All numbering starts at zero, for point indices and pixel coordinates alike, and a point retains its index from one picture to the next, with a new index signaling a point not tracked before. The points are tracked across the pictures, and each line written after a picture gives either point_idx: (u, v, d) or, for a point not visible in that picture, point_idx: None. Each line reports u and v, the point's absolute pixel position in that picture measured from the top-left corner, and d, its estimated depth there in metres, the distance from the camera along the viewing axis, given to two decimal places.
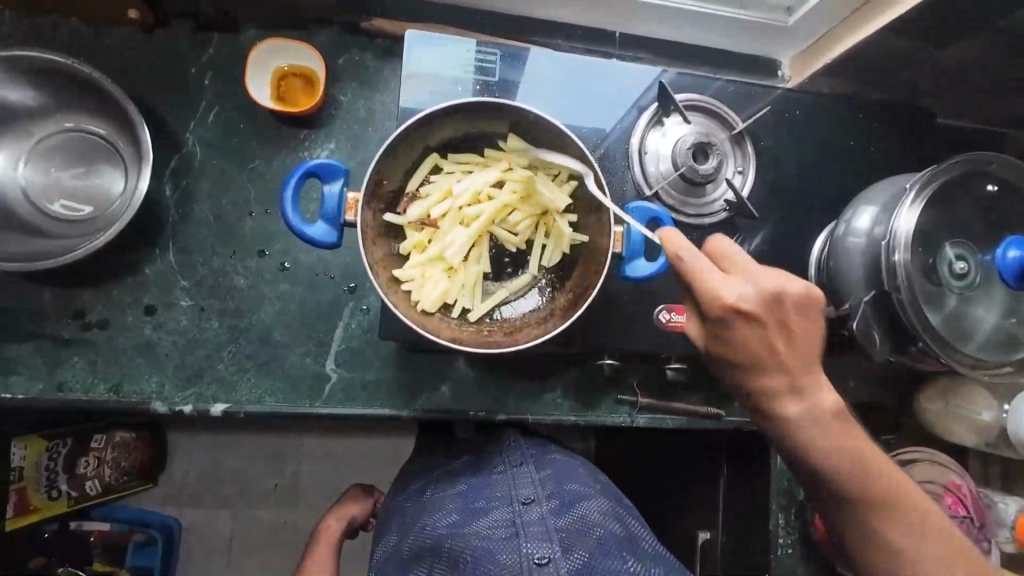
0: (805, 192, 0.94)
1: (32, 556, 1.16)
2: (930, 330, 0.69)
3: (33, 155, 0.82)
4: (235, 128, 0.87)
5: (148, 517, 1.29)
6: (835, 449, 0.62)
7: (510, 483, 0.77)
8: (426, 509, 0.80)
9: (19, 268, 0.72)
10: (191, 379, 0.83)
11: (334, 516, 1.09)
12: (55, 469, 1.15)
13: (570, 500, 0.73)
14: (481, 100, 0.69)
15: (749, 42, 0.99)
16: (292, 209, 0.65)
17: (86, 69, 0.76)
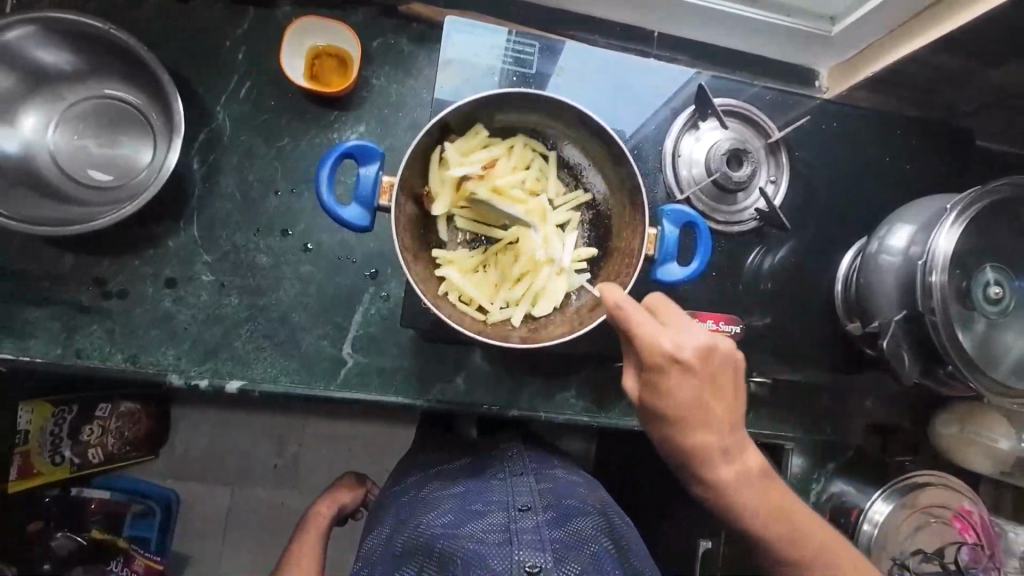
0: (835, 205, 0.93)
1: (31, 520, 1.14)
2: (962, 354, 0.69)
3: (63, 119, 0.82)
4: (266, 105, 0.86)
5: (147, 489, 1.30)
6: (758, 490, 0.62)
7: (508, 489, 0.78)
8: (423, 507, 0.81)
9: (46, 232, 0.72)
10: (207, 354, 0.83)
11: (324, 504, 1.09)
12: (60, 435, 1.15)
13: (566, 513, 0.74)
14: (523, 91, 0.67)
15: (789, 50, 0.97)
16: (326, 189, 0.64)
17: (122, 35, 0.75)
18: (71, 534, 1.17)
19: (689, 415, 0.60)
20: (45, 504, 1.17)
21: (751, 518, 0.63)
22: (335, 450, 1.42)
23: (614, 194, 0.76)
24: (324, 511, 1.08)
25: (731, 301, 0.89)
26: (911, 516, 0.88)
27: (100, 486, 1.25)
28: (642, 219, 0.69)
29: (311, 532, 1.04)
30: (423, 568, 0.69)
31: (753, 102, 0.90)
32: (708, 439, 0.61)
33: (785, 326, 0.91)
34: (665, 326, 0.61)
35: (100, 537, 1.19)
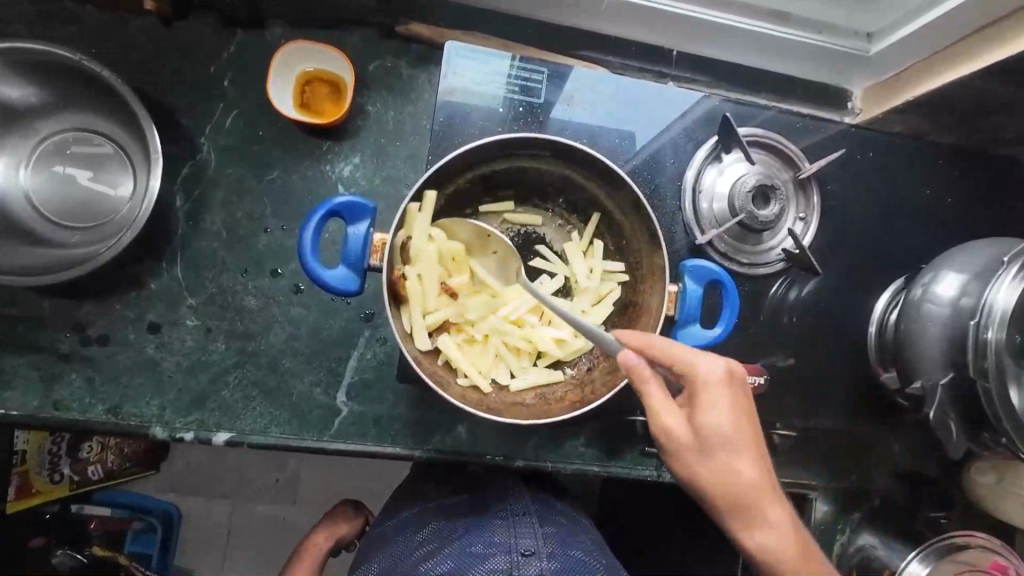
0: (868, 241, 0.85)
1: (33, 535, 1.15)
2: (1016, 422, 0.62)
3: (41, 154, 0.77)
4: (255, 135, 0.80)
5: (146, 503, 1.26)
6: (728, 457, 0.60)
7: (510, 530, 0.73)
8: (416, 554, 0.74)
9: (19, 281, 0.67)
10: (194, 404, 0.78)
11: (317, 534, 1.03)
12: (58, 453, 1.16)
13: (573, 567, 0.69)
14: (530, 136, 0.64)
15: (820, 70, 0.89)
16: (311, 249, 0.61)
17: (95, 66, 0.69)
18: (73, 550, 1.17)
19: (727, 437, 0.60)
20: (45, 520, 1.16)
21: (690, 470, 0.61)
22: (332, 477, 1.36)
23: (631, 246, 0.71)
24: (316, 541, 1.02)
25: (753, 345, 0.82)
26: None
27: (102, 502, 1.22)
28: (662, 276, 0.65)
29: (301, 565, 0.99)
30: None
31: (780, 130, 0.83)
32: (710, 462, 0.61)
33: (813, 371, 0.84)
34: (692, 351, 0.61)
35: (103, 554, 1.17)
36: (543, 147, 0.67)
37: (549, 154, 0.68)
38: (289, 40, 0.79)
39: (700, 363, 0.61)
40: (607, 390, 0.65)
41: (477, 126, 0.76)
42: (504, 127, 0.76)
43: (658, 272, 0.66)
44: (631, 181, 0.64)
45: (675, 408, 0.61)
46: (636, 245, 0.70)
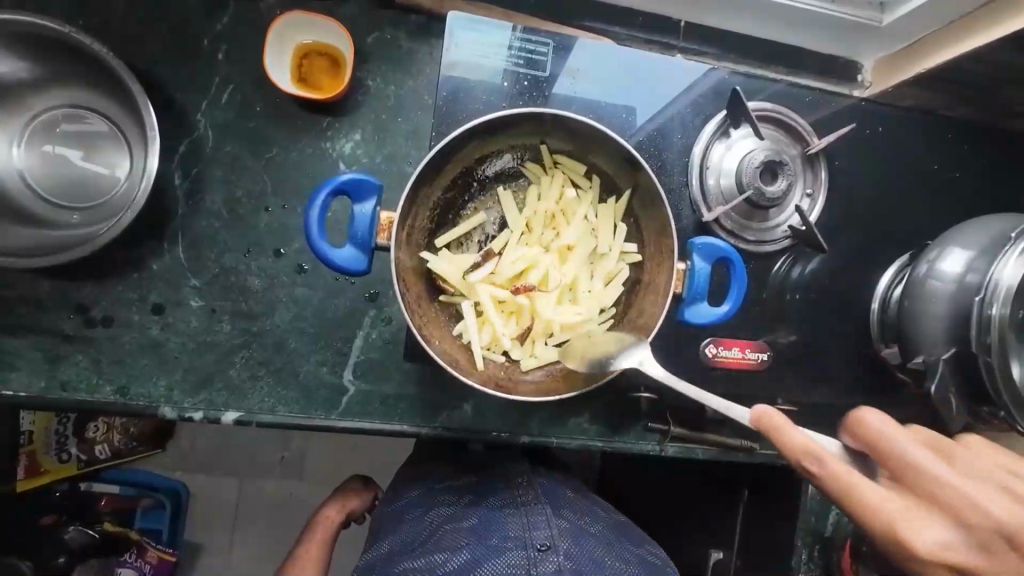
0: (873, 217, 0.85)
1: (43, 514, 1.14)
2: (1015, 395, 0.63)
3: (33, 132, 0.74)
4: (252, 111, 0.78)
5: (154, 482, 1.28)
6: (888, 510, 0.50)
7: (524, 523, 0.73)
8: (427, 534, 0.76)
9: (19, 263, 0.66)
10: (201, 383, 0.78)
11: (331, 506, 1.06)
12: (65, 434, 1.16)
13: (586, 563, 0.69)
14: (539, 111, 0.62)
15: (830, 42, 0.87)
16: (316, 227, 0.60)
17: (84, 38, 0.67)
18: (83, 527, 1.16)
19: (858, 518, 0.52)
20: (54, 498, 1.17)
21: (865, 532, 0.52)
22: (338, 453, 1.38)
23: (639, 223, 0.70)
24: (331, 514, 1.05)
25: (756, 322, 0.83)
26: None
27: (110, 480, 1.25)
28: (670, 253, 0.64)
29: (316, 535, 1.01)
30: None
31: (789, 105, 0.82)
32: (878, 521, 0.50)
33: (815, 348, 0.85)
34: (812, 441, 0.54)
35: (114, 530, 1.19)
36: (552, 122, 0.65)
37: (558, 129, 0.67)
38: (285, 11, 0.77)
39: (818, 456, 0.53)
40: (614, 366, 0.66)
41: (481, 100, 0.74)
42: (508, 100, 0.75)
43: (666, 248, 0.65)
44: (639, 155, 0.63)
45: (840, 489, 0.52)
46: (647, 222, 0.69)
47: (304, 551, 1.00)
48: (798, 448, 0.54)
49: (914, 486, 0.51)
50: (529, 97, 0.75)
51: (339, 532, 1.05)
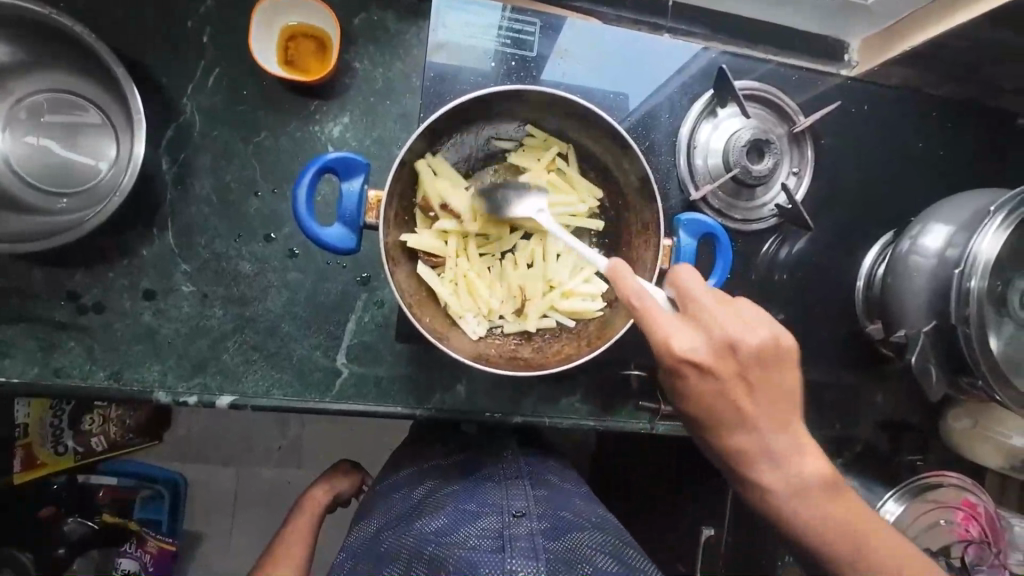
0: (859, 196, 0.86)
1: (42, 505, 1.16)
2: (992, 366, 0.65)
3: (17, 118, 0.74)
4: (238, 95, 0.78)
5: (153, 473, 1.28)
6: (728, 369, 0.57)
7: (503, 493, 0.75)
8: (411, 510, 0.77)
9: (8, 250, 0.66)
10: (195, 368, 0.78)
11: (318, 488, 1.07)
12: (60, 426, 1.17)
13: (562, 527, 0.70)
14: (526, 88, 0.62)
15: (818, 21, 0.88)
16: (305, 206, 0.60)
17: (67, 21, 0.66)
18: (82, 518, 1.19)
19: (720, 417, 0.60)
20: (53, 492, 1.18)
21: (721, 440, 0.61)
22: (335, 439, 1.39)
23: (625, 200, 0.71)
24: (319, 496, 1.06)
25: (744, 301, 0.84)
26: (921, 515, 0.88)
27: (109, 472, 1.25)
28: (657, 229, 0.65)
29: (301, 517, 1.02)
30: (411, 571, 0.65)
31: (776, 84, 0.82)
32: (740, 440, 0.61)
33: (802, 326, 0.87)
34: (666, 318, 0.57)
35: (111, 521, 1.21)
36: (540, 100, 0.66)
37: (547, 108, 0.67)
38: None
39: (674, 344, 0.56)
40: (602, 340, 0.67)
41: (470, 81, 0.74)
42: (496, 81, 0.75)
43: (653, 227, 0.66)
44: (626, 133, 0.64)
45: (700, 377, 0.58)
46: (635, 200, 0.69)
47: (289, 534, 1.01)
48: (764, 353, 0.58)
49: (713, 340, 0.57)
50: (517, 76, 0.75)
51: (327, 513, 1.06)
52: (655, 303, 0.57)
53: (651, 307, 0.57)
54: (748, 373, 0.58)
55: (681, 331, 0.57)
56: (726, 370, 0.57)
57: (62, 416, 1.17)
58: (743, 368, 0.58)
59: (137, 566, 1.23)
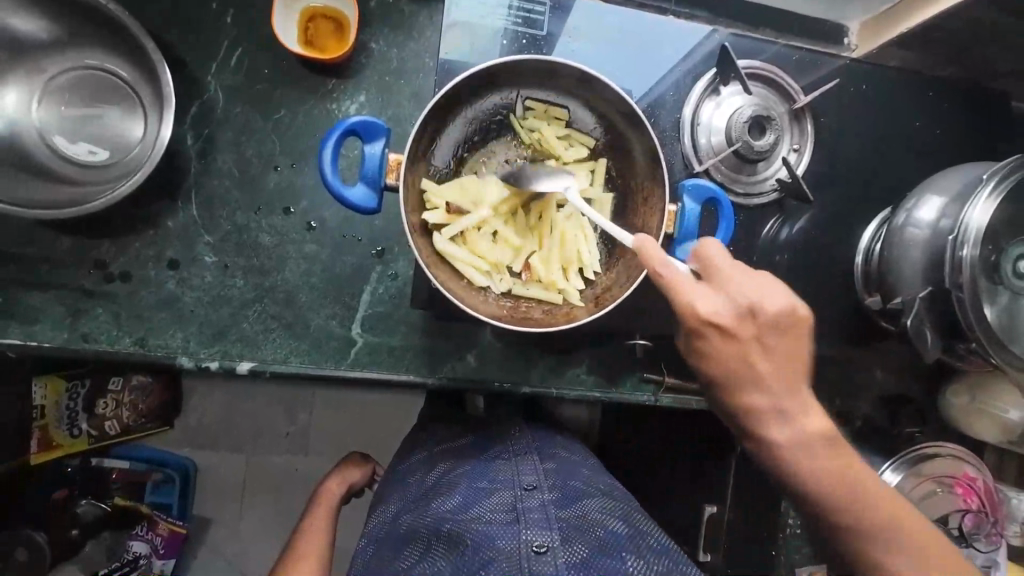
0: (857, 174, 0.89)
1: (55, 488, 1.17)
2: (987, 331, 0.67)
3: (51, 93, 0.77)
4: (259, 73, 0.81)
5: (165, 458, 1.32)
6: (765, 319, 0.58)
7: (513, 468, 0.78)
8: (424, 493, 0.80)
9: (41, 215, 0.69)
10: (216, 336, 0.82)
11: (329, 482, 1.09)
12: (76, 409, 1.18)
13: (572, 495, 0.73)
14: (537, 58, 0.65)
15: (818, 4, 0.90)
16: (330, 168, 0.63)
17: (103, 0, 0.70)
18: (95, 501, 1.21)
19: (732, 373, 0.59)
20: (67, 473, 1.20)
21: (746, 376, 0.59)
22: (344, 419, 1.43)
23: (631, 171, 0.74)
24: (333, 491, 1.07)
25: None
26: (919, 484, 0.90)
27: (121, 456, 1.28)
28: (661, 195, 0.67)
29: (317, 512, 1.03)
30: (431, 550, 0.68)
31: (777, 64, 0.85)
32: (762, 402, 0.60)
33: (801, 300, 0.89)
34: (704, 287, 0.59)
35: (124, 504, 1.23)
36: (551, 73, 0.69)
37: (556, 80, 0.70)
38: None
39: (710, 306, 0.58)
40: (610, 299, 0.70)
41: (483, 57, 0.77)
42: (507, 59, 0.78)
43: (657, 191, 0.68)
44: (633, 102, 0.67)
45: (711, 335, 0.58)
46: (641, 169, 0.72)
47: (307, 533, 1.00)
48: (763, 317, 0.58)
49: (741, 313, 0.58)
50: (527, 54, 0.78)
51: (341, 505, 1.08)
52: (683, 276, 0.59)
53: (679, 280, 0.59)
54: (762, 338, 0.58)
55: (710, 308, 0.57)
56: (745, 332, 0.58)
57: (78, 398, 1.18)
58: (760, 330, 0.58)
59: (148, 549, 1.25)
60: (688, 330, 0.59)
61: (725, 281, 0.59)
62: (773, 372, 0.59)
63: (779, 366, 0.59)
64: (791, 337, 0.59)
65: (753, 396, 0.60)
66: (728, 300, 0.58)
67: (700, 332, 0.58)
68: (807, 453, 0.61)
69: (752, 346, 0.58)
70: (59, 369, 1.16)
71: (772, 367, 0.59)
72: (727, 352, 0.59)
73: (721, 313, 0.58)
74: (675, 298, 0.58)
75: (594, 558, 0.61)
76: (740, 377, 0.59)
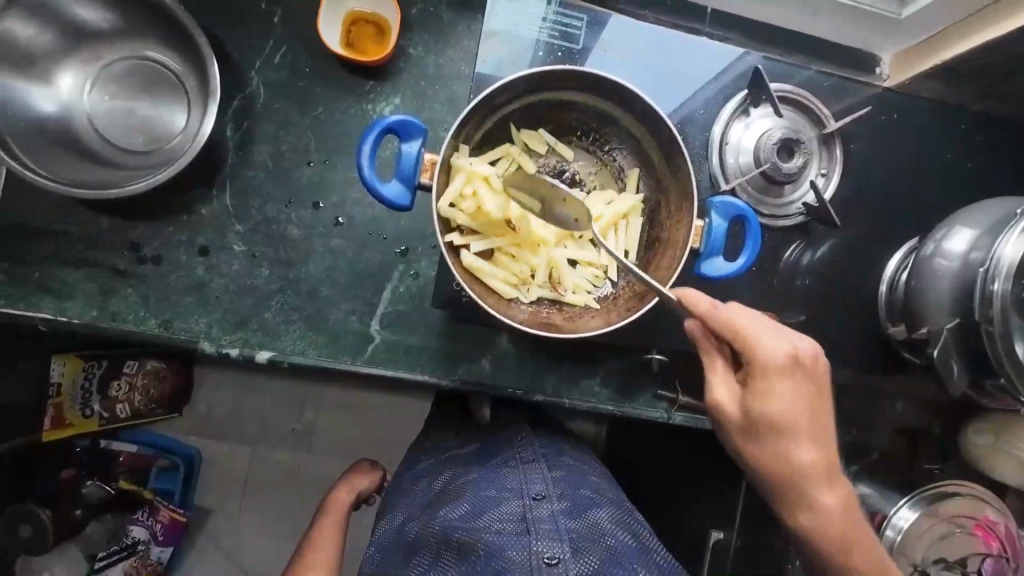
0: (885, 203, 0.88)
1: (61, 468, 1.18)
2: (1017, 368, 0.66)
3: (102, 78, 0.81)
4: (300, 71, 0.83)
5: (170, 445, 1.33)
6: (815, 382, 0.61)
7: (521, 477, 0.77)
8: (434, 501, 0.79)
9: (82, 193, 0.71)
10: (239, 323, 0.83)
11: (340, 488, 1.08)
12: (90, 389, 1.17)
13: (581, 504, 0.73)
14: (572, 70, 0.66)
15: (852, 33, 0.91)
16: (368, 163, 0.65)
17: None
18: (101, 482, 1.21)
19: (793, 418, 0.60)
20: (76, 454, 1.20)
21: (812, 421, 0.61)
22: (352, 416, 1.44)
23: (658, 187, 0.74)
24: (344, 498, 1.07)
25: (767, 297, 0.86)
26: (937, 523, 0.86)
27: (129, 440, 1.28)
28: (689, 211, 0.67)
29: (329, 518, 1.03)
30: (441, 560, 0.68)
31: (808, 90, 0.85)
32: (801, 447, 0.61)
33: (822, 326, 0.88)
34: (772, 331, 0.61)
35: (127, 487, 1.23)
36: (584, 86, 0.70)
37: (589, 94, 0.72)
38: None
39: (785, 351, 0.59)
40: (632, 310, 0.70)
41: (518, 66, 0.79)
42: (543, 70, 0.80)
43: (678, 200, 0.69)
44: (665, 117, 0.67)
45: (792, 379, 0.60)
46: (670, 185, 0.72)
47: (320, 542, 0.99)
48: (811, 365, 0.61)
49: (808, 358, 0.60)
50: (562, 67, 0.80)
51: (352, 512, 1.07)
52: (744, 318, 0.61)
53: (738, 319, 0.61)
54: (818, 380, 0.61)
55: (784, 347, 0.59)
56: (809, 371, 0.60)
57: (94, 377, 1.17)
58: (811, 374, 0.61)
59: (147, 534, 1.26)
60: (756, 371, 0.60)
61: (757, 320, 0.61)
62: (805, 411, 0.61)
63: (822, 412, 0.62)
64: (825, 395, 0.63)
65: (813, 440, 0.61)
66: (807, 344, 0.61)
67: (768, 373, 0.59)
68: (811, 503, 0.63)
69: (812, 389, 0.61)
70: (79, 348, 1.15)
71: (815, 420, 0.61)
72: (791, 393, 0.60)
73: (799, 352, 0.60)
74: (735, 334, 0.60)
75: (605, 570, 0.62)
76: (802, 419, 0.60)
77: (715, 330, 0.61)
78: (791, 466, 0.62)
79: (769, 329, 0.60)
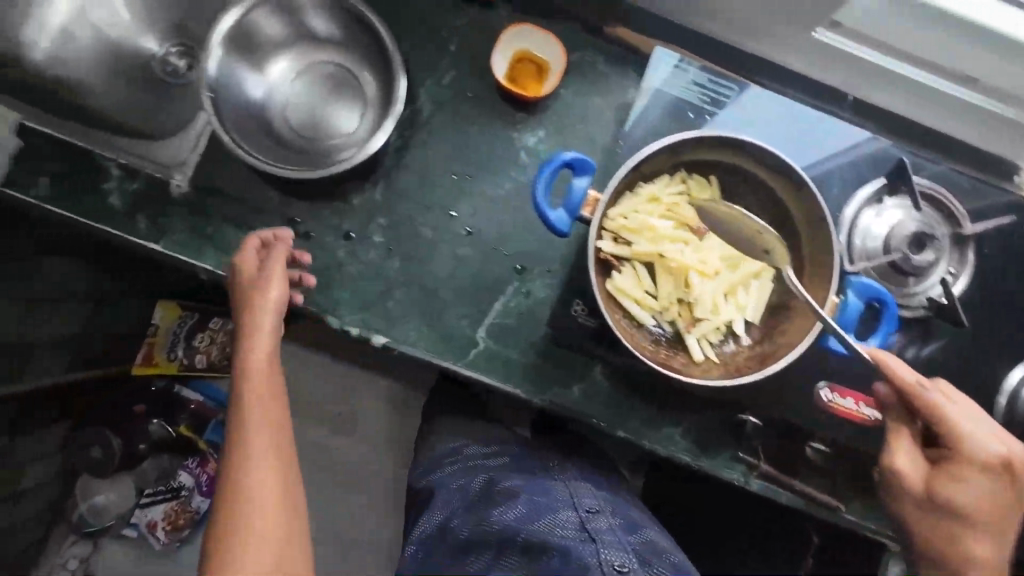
0: (1012, 313, 0.86)
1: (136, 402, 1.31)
2: None
3: (302, 76, 0.94)
4: (463, 95, 0.93)
5: (228, 401, 1.38)
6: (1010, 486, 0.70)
7: (572, 490, 0.83)
8: (477, 499, 0.83)
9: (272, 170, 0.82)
10: (364, 307, 0.91)
11: (266, 289, 0.79)
12: (179, 336, 1.30)
13: (633, 524, 0.80)
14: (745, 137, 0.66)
15: (1000, 140, 0.91)
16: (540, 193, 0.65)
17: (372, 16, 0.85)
18: (164, 423, 1.32)
19: (975, 511, 0.70)
20: (151, 391, 1.33)
21: (998, 514, 0.70)
22: None
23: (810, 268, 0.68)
24: (270, 287, 0.80)
25: None
26: None
27: (195, 389, 1.36)
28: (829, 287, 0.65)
29: (256, 415, 0.75)
30: (507, 559, 0.72)
31: (946, 189, 0.86)
32: (979, 542, 0.71)
33: None
34: (977, 422, 0.70)
35: (185, 433, 1.33)
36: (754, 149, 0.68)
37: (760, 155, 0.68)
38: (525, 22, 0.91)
39: (994, 450, 0.69)
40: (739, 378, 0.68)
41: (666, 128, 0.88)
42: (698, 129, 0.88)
43: (812, 274, 0.68)
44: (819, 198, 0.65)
45: (991, 478, 0.69)
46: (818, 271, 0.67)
47: (263, 422, 0.75)
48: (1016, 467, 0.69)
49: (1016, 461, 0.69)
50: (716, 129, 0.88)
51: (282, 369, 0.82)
52: (961, 412, 0.70)
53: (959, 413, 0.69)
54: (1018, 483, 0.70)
55: (993, 448, 0.69)
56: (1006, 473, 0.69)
57: (187, 328, 1.30)
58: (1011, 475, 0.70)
59: (193, 483, 1.34)
60: (959, 459, 0.70)
61: (989, 427, 0.70)
62: (994, 511, 0.70)
63: (1011, 512, 0.72)
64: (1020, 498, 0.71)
65: (991, 536, 0.71)
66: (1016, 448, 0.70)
67: (984, 466, 0.69)
68: None
69: (1002, 487, 0.70)
70: (178, 298, 1.31)
71: (998, 515, 0.71)
72: (980, 485, 0.69)
73: (1012, 456, 0.69)
74: (947, 417, 0.69)
75: None
76: (993, 513, 0.70)
77: (914, 408, 0.71)
78: (966, 558, 0.71)
79: (978, 423, 0.70)
